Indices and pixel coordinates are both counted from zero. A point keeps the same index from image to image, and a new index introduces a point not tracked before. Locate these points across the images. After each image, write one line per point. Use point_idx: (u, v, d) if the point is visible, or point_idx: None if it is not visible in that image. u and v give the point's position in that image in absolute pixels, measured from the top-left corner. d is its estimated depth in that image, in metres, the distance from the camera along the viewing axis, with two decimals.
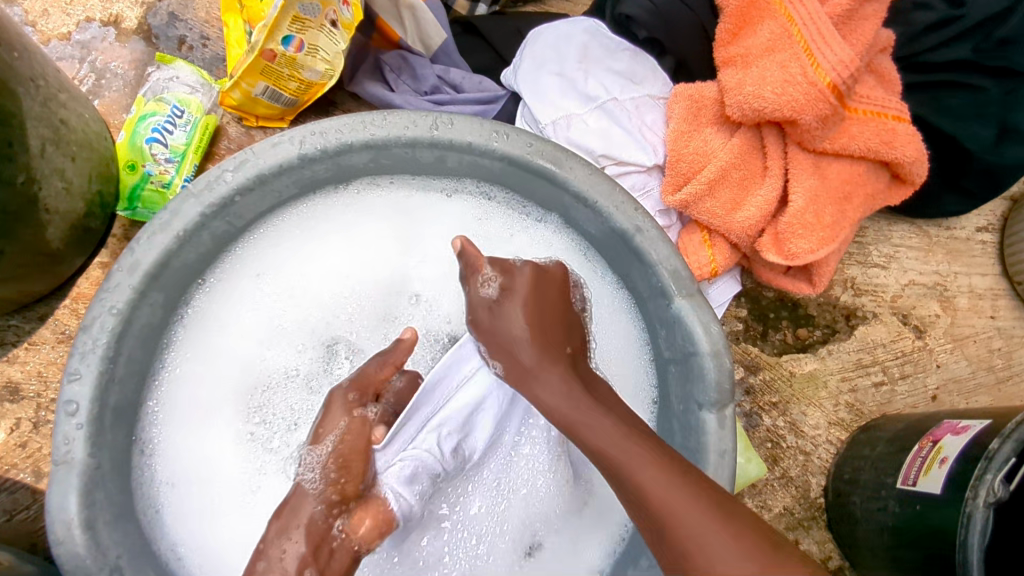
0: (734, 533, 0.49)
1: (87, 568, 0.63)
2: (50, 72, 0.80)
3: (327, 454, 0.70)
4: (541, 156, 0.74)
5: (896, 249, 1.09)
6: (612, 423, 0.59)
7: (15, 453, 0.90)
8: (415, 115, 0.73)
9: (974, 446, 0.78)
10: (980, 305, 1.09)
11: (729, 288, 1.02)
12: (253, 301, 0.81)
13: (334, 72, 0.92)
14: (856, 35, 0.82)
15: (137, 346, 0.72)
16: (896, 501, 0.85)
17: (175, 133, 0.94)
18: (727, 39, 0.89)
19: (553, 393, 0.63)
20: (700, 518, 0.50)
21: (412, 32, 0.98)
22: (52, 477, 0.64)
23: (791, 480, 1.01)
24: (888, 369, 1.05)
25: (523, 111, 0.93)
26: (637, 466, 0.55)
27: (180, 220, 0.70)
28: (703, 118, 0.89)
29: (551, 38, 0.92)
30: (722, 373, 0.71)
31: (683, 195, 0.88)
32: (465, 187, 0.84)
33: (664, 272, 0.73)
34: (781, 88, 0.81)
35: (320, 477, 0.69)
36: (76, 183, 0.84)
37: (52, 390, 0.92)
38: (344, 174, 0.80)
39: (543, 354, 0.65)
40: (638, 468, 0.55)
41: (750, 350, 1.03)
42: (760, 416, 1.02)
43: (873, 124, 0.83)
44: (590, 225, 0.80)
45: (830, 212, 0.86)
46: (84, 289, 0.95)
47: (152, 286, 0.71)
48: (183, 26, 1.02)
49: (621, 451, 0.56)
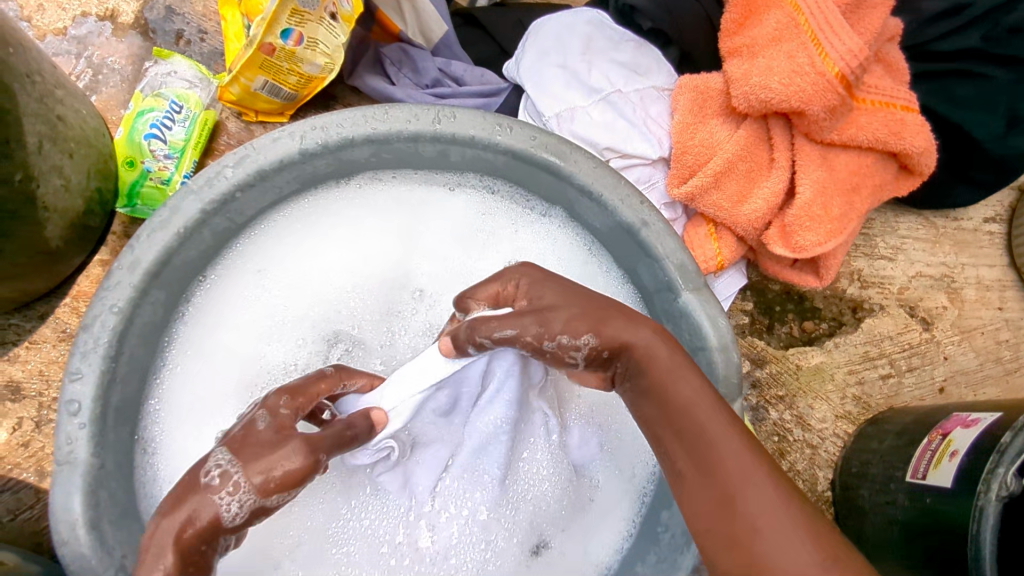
0: (806, 519, 0.49)
1: (92, 569, 0.63)
2: (46, 68, 0.79)
3: (264, 505, 0.53)
4: (545, 150, 0.73)
5: (903, 241, 1.08)
6: (709, 393, 0.56)
7: (17, 453, 0.89)
8: (417, 109, 0.72)
9: (986, 439, 0.77)
10: (987, 296, 1.08)
11: (735, 281, 1.01)
12: (254, 296, 0.80)
13: (334, 65, 0.90)
14: (864, 24, 0.81)
15: (139, 345, 0.71)
16: (905, 494, 0.85)
17: (174, 129, 0.93)
18: (733, 29, 0.88)
19: (647, 338, 0.58)
20: (775, 497, 0.50)
21: (412, 25, 0.96)
22: (55, 477, 0.63)
23: (798, 474, 1.00)
24: (895, 361, 1.04)
25: (526, 104, 0.92)
26: (728, 439, 0.53)
27: (180, 217, 0.69)
28: (708, 110, 0.88)
29: (555, 29, 0.91)
30: (730, 368, 0.71)
31: (688, 188, 0.87)
32: (468, 180, 0.84)
33: (670, 266, 0.72)
34: (789, 78, 0.79)
35: (243, 517, 0.53)
36: (74, 180, 0.83)
37: (54, 389, 0.91)
38: (346, 169, 0.79)
39: (629, 318, 0.59)
40: (726, 441, 0.53)
41: (756, 343, 1.03)
42: (767, 410, 1.01)
43: (881, 115, 0.82)
44: (595, 219, 0.79)
45: (838, 204, 0.85)
46: (85, 287, 0.94)
47: (153, 284, 0.70)
48: (180, 20, 1.01)
49: (711, 419, 0.54)
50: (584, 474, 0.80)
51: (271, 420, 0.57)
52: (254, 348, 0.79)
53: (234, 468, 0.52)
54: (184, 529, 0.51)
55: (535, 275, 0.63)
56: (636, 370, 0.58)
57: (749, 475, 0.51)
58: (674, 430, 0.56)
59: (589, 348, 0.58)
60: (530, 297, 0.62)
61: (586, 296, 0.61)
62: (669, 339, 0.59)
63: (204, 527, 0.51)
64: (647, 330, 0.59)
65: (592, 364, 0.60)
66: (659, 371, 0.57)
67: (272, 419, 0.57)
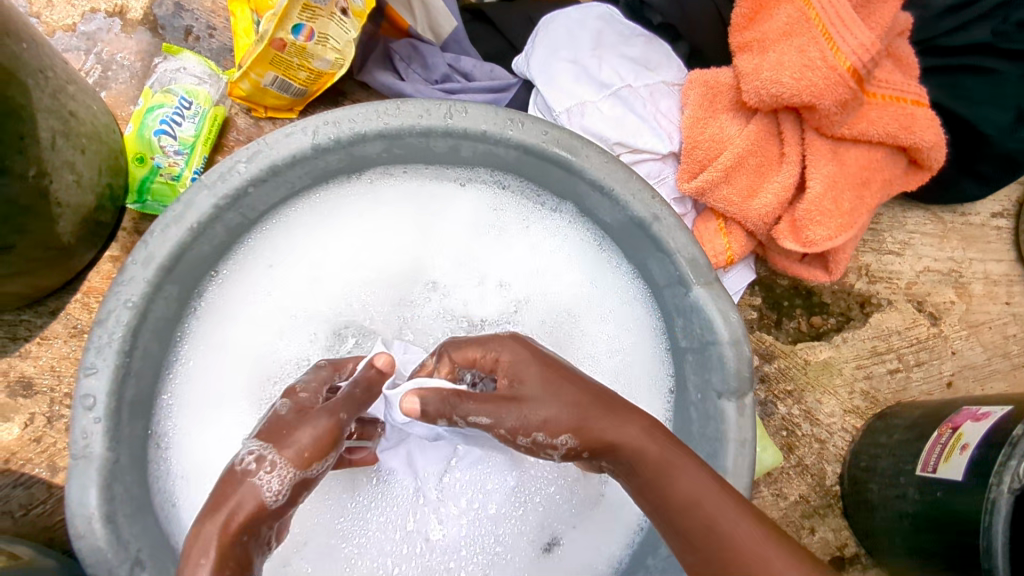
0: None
1: (108, 563, 0.63)
2: (59, 64, 0.79)
3: (305, 476, 0.60)
4: (557, 145, 0.73)
5: (910, 236, 1.08)
6: (712, 479, 0.55)
7: (30, 448, 0.89)
8: (429, 104, 0.72)
9: (997, 432, 0.77)
10: (995, 291, 1.08)
11: (744, 276, 1.01)
12: (266, 292, 0.80)
13: (345, 60, 0.91)
14: (875, 18, 0.81)
15: (152, 340, 0.71)
16: (916, 487, 0.85)
17: (184, 125, 0.92)
18: (743, 24, 0.88)
19: (636, 433, 0.57)
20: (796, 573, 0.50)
21: (421, 21, 0.96)
22: (71, 471, 0.64)
23: (806, 468, 1.01)
24: (903, 356, 1.05)
25: (537, 99, 0.92)
26: (737, 525, 0.53)
27: (193, 212, 0.69)
28: (718, 105, 0.88)
29: (565, 24, 0.91)
30: (742, 362, 0.71)
31: (698, 182, 0.87)
32: (478, 175, 0.84)
33: (682, 261, 0.72)
34: (800, 72, 0.79)
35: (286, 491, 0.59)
36: (86, 176, 0.83)
37: (66, 384, 0.92)
38: (357, 164, 0.78)
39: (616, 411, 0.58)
40: (736, 529, 0.53)
41: (765, 338, 1.03)
42: (776, 405, 1.02)
43: (892, 109, 0.82)
44: (606, 214, 0.79)
45: (849, 199, 0.86)
46: (96, 282, 0.95)
47: (167, 279, 0.70)
48: (189, 16, 1.01)
49: (719, 508, 0.53)
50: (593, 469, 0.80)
51: (292, 406, 0.63)
52: (267, 343, 0.80)
53: (266, 450, 0.59)
54: (229, 521, 0.56)
55: (520, 352, 0.60)
56: (627, 469, 0.58)
57: (766, 561, 0.51)
58: (680, 528, 0.55)
59: (568, 448, 0.57)
60: (512, 376, 0.59)
61: (569, 386, 0.58)
62: (659, 431, 0.58)
63: (249, 505, 0.57)
64: (636, 423, 0.58)
65: (571, 459, 0.59)
66: (656, 464, 0.56)
67: (294, 404, 0.63)
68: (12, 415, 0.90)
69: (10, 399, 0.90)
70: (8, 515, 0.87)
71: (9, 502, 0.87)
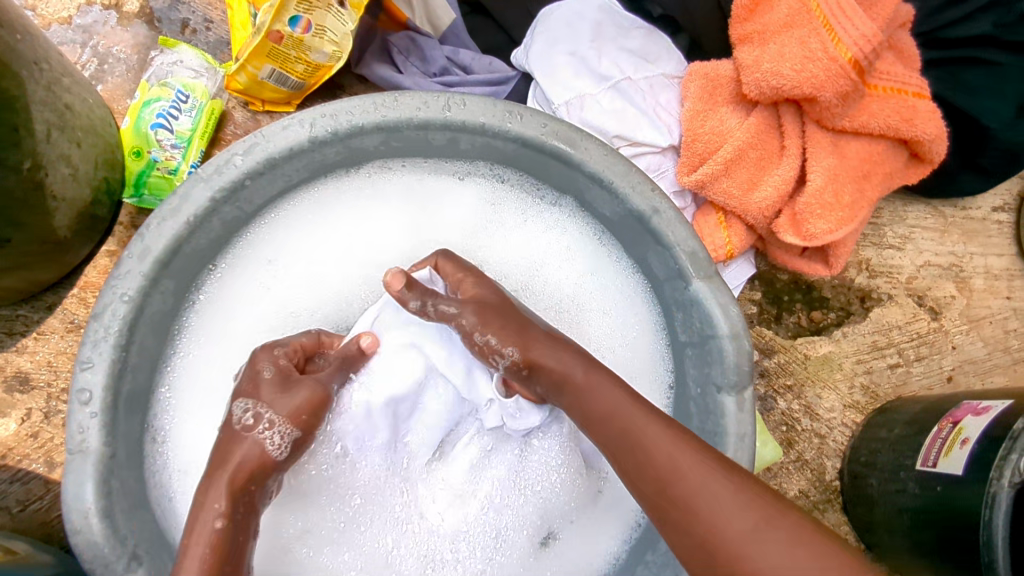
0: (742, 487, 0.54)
1: (104, 557, 0.63)
2: (54, 56, 0.78)
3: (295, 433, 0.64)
4: (556, 138, 0.72)
5: (911, 230, 1.08)
6: (627, 398, 0.61)
7: (26, 443, 0.89)
8: (427, 96, 0.71)
9: (997, 426, 0.77)
10: (995, 286, 1.08)
11: (743, 270, 1.01)
12: (264, 286, 0.80)
13: (342, 53, 0.90)
14: (877, 9, 0.80)
15: (149, 335, 0.71)
16: (916, 482, 0.84)
17: (181, 119, 0.92)
18: (744, 15, 0.86)
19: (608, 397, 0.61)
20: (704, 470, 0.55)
21: (420, 13, 0.96)
22: (67, 466, 0.63)
23: (806, 463, 1.00)
24: (903, 351, 1.04)
25: (536, 92, 0.92)
26: (652, 432, 0.58)
27: (190, 205, 0.68)
28: (718, 97, 0.88)
29: (563, 17, 0.91)
30: (741, 356, 0.70)
31: (698, 175, 0.86)
32: (477, 169, 0.83)
33: (682, 254, 0.72)
34: (800, 64, 0.79)
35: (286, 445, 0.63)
36: (82, 170, 0.83)
37: (63, 379, 0.91)
38: (356, 157, 0.78)
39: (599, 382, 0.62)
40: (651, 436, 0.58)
41: (764, 333, 1.02)
42: (775, 400, 1.01)
43: (893, 101, 0.81)
44: (605, 208, 0.78)
45: (850, 192, 0.85)
46: (93, 277, 0.94)
47: (163, 273, 0.69)
48: (186, 8, 1.00)
49: (632, 417, 0.59)
50: (594, 465, 0.80)
51: (274, 368, 0.67)
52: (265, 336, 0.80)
53: (264, 409, 0.63)
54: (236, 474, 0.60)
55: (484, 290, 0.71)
56: (555, 388, 0.65)
57: (678, 460, 0.56)
58: (604, 441, 0.61)
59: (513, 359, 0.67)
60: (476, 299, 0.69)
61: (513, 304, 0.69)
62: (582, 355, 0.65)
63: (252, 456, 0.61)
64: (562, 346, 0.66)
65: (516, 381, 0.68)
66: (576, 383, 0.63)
67: (275, 367, 0.67)
68: (9, 410, 0.90)
69: (6, 394, 0.90)
70: (5, 511, 0.87)
71: (6, 498, 0.87)
